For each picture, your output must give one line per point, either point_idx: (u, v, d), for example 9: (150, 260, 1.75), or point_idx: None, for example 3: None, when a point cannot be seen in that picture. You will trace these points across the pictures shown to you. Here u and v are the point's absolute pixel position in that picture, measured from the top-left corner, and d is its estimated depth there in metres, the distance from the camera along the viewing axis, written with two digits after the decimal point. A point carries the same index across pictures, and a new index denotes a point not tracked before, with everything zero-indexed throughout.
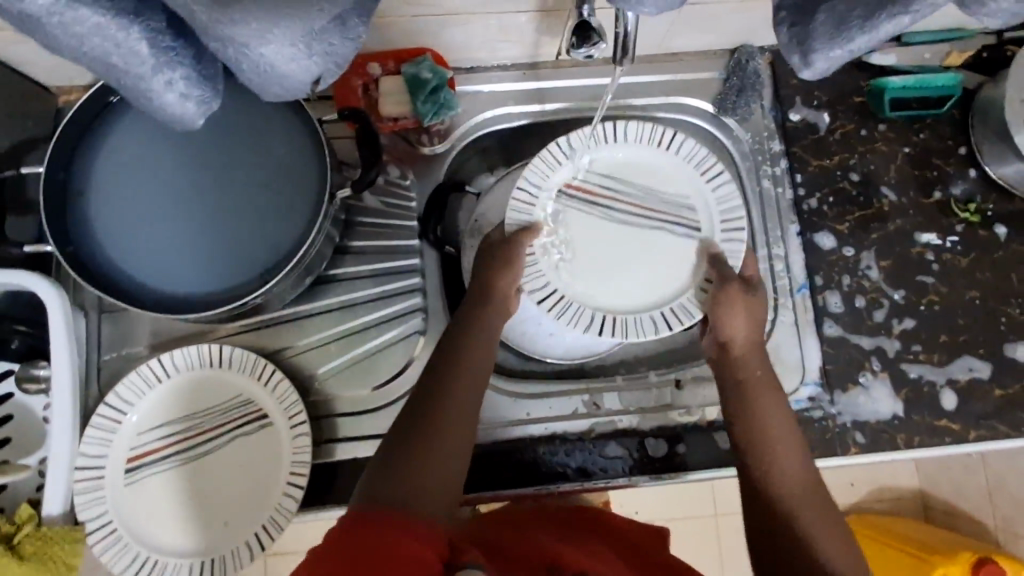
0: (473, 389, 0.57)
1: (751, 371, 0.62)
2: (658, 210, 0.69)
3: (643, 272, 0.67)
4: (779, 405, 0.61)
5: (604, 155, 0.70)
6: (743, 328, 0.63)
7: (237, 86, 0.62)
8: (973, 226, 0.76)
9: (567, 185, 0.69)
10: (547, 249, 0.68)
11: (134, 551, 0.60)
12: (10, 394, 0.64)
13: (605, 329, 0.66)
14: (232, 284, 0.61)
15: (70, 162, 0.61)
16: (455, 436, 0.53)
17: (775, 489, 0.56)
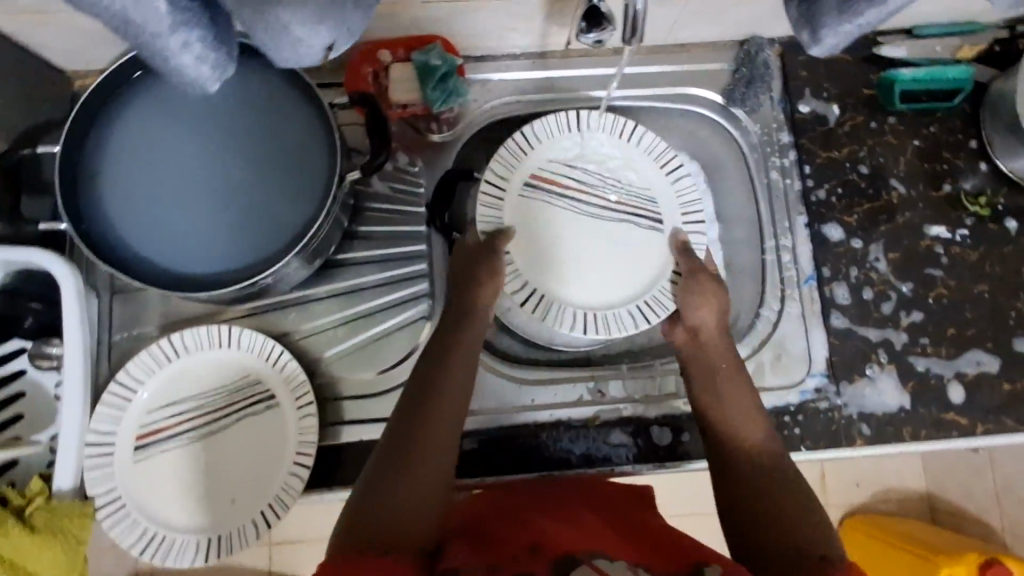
0: (463, 381, 0.59)
1: (723, 361, 0.64)
2: (620, 199, 0.75)
3: (610, 260, 0.73)
4: (748, 391, 0.62)
5: (565, 147, 0.75)
6: (705, 316, 0.66)
7: (250, 72, 0.64)
8: (983, 220, 0.76)
9: (532, 178, 0.74)
10: (518, 245, 0.73)
11: (143, 526, 0.61)
12: (23, 370, 0.65)
13: (587, 327, 0.71)
14: (242, 265, 0.62)
15: (85, 143, 0.62)
16: (443, 431, 0.55)
17: (754, 476, 0.57)
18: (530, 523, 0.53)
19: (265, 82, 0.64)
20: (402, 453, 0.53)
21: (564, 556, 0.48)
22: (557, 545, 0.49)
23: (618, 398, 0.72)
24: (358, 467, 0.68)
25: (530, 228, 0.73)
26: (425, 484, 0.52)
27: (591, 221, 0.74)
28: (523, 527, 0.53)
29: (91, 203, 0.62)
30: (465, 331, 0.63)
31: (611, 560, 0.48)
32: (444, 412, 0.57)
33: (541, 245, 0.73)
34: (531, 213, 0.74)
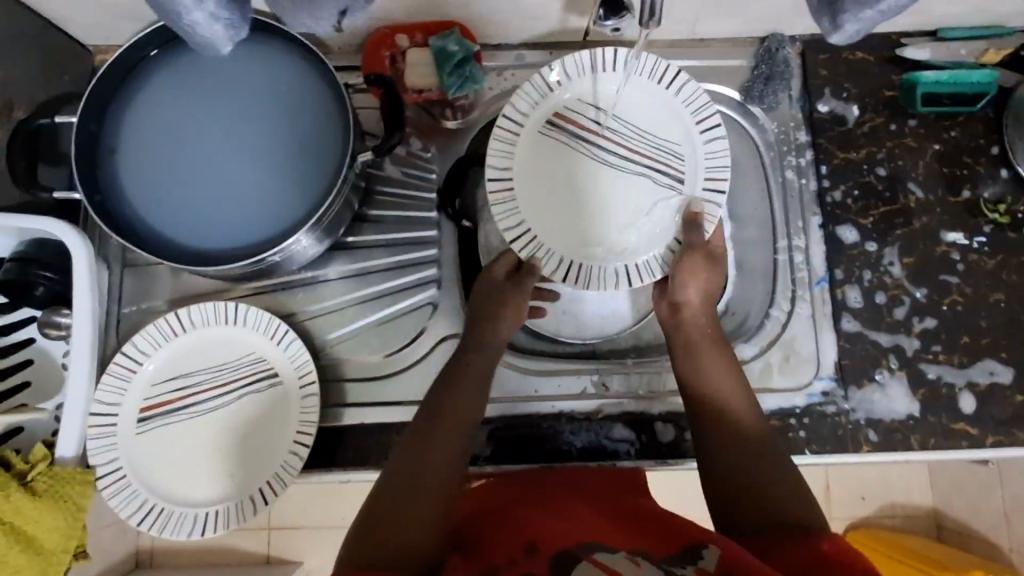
0: (471, 392, 0.62)
1: (708, 345, 0.63)
2: (644, 151, 0.67)
3: (618, 215, 0.66)
4: (727, 371, 0.62)
5: (598, 86, 0.67)
6: (692, 292, 0.64)
7: (269, 51, 0.65)
8: (1002, 228, 0.74)
9: (554, 115, 0.67)
10: (523, 183, 0.66)
11: (142, 498, 0.61)
12: (32, 339, 0.66)
13: (570, 275, 0.65)
14: (252, 241, 0.62)
15: (105, 114, 0.63)
16: (443, 442, 0.58)
17: (743, 463, 0.56)
18: (528, 521, 0.55)
19: (283, 62, 0.65)
20: (401, 472, 0.56)
21: (561, 555, 0.49)
22: (554, 543, 0.51)
23: (622, 392, 0.71)
24: (359, 449, 0.67)
25: (540, 168, 0.67)
26: (423, 491, 0.55)
27: (609, 170, 0.67)
28: (520, 526, 0.54)
29: (108, 174, 0.62)
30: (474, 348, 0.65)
31: (610, 552, 0.50)
32: (448, 421, 0.59)
33: (548, 182, 0.66)
34: (546, 151, 0.67)
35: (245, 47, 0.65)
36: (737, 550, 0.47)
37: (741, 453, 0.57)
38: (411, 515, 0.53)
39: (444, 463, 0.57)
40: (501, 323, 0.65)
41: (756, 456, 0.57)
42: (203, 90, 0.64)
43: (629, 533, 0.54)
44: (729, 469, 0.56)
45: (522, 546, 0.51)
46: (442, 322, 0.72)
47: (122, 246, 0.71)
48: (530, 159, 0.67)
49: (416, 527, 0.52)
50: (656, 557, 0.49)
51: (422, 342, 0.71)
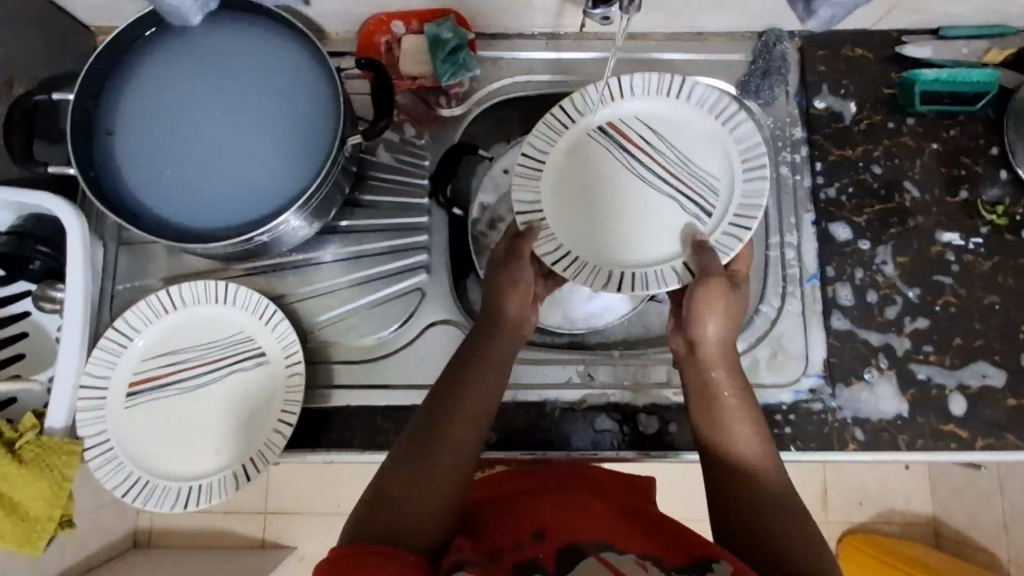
0: (487, 382, 0.58)
1: (726, 370, 0.59)
2: (686, 180, 0.66)
3: (639, 230, 0.66)
4: (742, 394, 0.59)
5: (658, 108, 0.68)
6: (713, 327, 0.59)
7: (265, 35, 0.66)
8: (999, 230, 0.73)
9: (604, 125, 0.68)
10: (555, 172, 0.67)
11: (128, 470, 0.62)
12: (28, 312, 0.68)
13: (568, 267, 0.65)
14: (244, 221, 0.63)
15: (102, 92, 0.64)
16: (456, 432, 0.55)
17: (751, 486, 0.55)
18: (540, 509, 0.57)
19: (278, 46, 0.66)
20: (408, 478, 0.53)
21: (565, 551, 0.50)
22: (559, 537, 0.52)
23: (608, 384, 0.71)
24: (343, 431, 0.68)
25: (575, 171, 0.67)
26: (432, 495, 0.52)
27: (646, 190, 0.66)
28: (527, 516, 0.56)
29: (103, 151, 0.63)
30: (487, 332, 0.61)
31: (619, 553, 0.51)
32: (457, 427, 0.56)
33: (583, 181, 0.67)
34: (589, 156, 0.68)
35: (243, 31, 0.66)
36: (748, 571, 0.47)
37: (757, 495, 0.54)
38: (419, 503, 0.52)
39: (456, 456, 0.55)
40: (504, 298, 0.61)
41: (773, 504, 0.54)
42: (200, 72, 0.65)
43: (637, 535, 0.54)
44: (736, 488, 0.55)
45: (528, 536, 0.53)
46: (431, 308, 0.73)
47: (118, 223, 0.72)
48: (571, 156, 0.68)
49: (425, 515, 0.52)
50: (665, 563, 0.50)
51: (410, 326, 0.72)
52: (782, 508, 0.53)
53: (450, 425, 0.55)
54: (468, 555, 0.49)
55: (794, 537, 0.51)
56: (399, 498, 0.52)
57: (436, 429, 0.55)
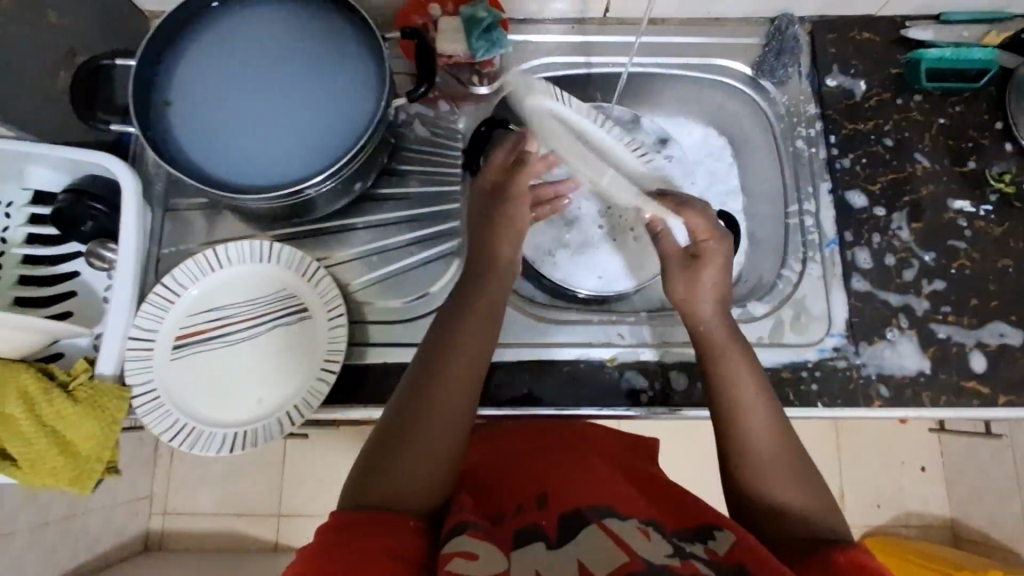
0: (481, 344, 0.60)
1: (722, 338, 0.61)
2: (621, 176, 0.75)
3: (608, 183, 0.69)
4: (743, 358, 0.60)
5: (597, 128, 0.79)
6: (710, 280, 0.63)
7: (314, 10, 0.70)
8: (1007, 197, 0.77)
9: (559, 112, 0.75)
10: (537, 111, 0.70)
11: (174, 417, 0.63)
12: (76, 273, 0.70)
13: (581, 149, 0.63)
14: (290, 176, 0.66)
15: (160, 59, 0.68)
16: (453, 393, 0.57)
17: (748, 451, 0.56)
18: (549, 476, 0.58)
19: (326, 21, 0.70)
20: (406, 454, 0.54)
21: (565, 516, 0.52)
22: (561, 503, 0.54)
23: (636, 341, 0.73)
24: (379, 386, 0.70)
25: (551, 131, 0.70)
26: (428, 466, 0.54)
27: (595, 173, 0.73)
28: (537, 485, 0.57)
29: (161, 113, 0.67)
30: (487, 289, 0.64)
31: (620, 519, 0.52)
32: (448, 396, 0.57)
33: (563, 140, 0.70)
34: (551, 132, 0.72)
35: (294, 8, 0.70)
36: (751, 545, 0.49)
37: (762, 470, 0.55)
38: (422, 459, 0.54)
39: (453, 413, 0.56)
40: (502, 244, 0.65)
41: (777, 478, 0.55)
42: (252, 45, 0.69)
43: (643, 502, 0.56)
44: (742, 462, 0.56)
45: (531, 502, 0.55)
46: (450, 282, 0.75)
47: (166, 191, 0.75)
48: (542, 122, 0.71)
49: (427, 475, 0.53)
50: (667, 529, 0.52)
51: (426, 302, 0.75)
52: (787, 481, 0.54)
53: (440, 395, 0.56)
54: (472, 517, 0.51)
55: (796, 510, 0.53)
56: (400, 456, 0.53)
57: (434, 390, 0.57)
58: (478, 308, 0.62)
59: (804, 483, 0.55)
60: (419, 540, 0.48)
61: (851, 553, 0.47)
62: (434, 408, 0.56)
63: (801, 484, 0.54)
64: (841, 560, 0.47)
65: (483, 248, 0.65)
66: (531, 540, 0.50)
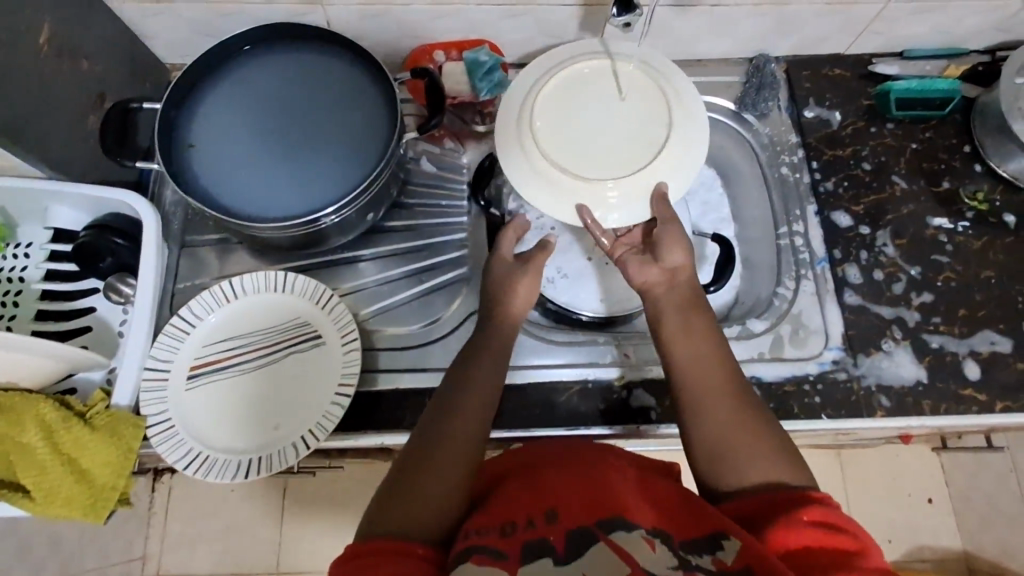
0: (490, 378, 0.61)
1: (676, 304, 0.65)
2: (581, 158, 0.66)
3: (627, 150, 0.67)
4: (704, 329, 0.63)
5: (547, 106, 0.68)
6: (680, 257, 0.67)
7: (327, 55, 0.75)
8: (983, 214, 0.81)
9: (559, 78, 0.69)
10: (589, 71, 0.70)
11: (188, 445, 0.63)
12: (94, 308, 0.72)
13: (682, 99, 0.69)
14: (304, 208, 0.69)
15: (184, 104, 0.72)
16: (460, 425, 0.57)
17: (719, 421, 0.57)
18: (554, 484, 0.53)
19: (336, 65, 0.75)
20: (421, 475, 0.53)
21: (578, 533, 0.48)
22: (574, 512, 0.50)
23: (641, 361, 0.75)
24: (393, 411, 0.71)
25: (605, 89, 0.69)
26: (444, 487, 0.53)
27: (593, 141, 0.67)
28: (539, 491, 0.53)
29: (183, 156, 0.70)
30: (500, 329, 0.65)
31: (627, 531, 0.48)
32: (464, 423, 0.58)
33: (620, 92, 0.69)
34: (590, 89, 0.69)
35: (311, 52, 0.75)
36: (759, 553, 0.46)
37: (735, 434, 0.56)
38: (429, 488, 0.53)
39: (462, 443, 0.56)
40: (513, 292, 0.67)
41: (746, 438, 0.56)
42: (271, 86, 0.74)
43: (656, 509, 0.51)
44: (717, 430, 0.57)
45: (540, 516, 0.50)
46: (457, 311, 0.78)
47: (184, 227, 0.78)
48: (595, 76, 0.70)
49: (436, 503, 0.52)
50: (674, 541, 0.48)
51: (431, 329, 0.77)
52: (757, 440, 0.56)
53: (457, 422, 0.57)
54: (483, 536, 0.49)
55: (768, 464, 0.54)
56: (410, 487, 0.53)
57: (444, 423, 0.57)
58: (491, 347, 0.64)
59: (783, 454, 0.55)
60: (429, 567, 0.46)
61: (816, 511, 0.49)
62: (442, 438, 0.56)
63: (777, 451, 0.55)
64: (809, 519, 0.48)
65: (498, 299, 0.67)
66: (538, 557, 0.46)
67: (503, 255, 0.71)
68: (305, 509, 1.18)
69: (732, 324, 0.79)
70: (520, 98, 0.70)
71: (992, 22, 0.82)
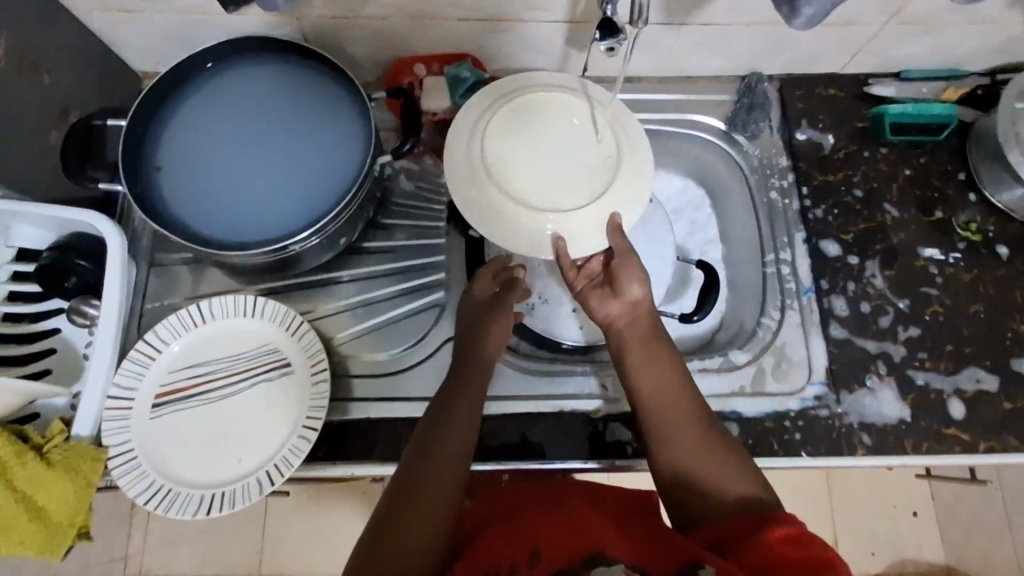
0: (468, 411, 0.61)
1: (641, 337, 0.65)
2: (534, 192, 0.64)
3: (579, 182, 0.65)
4: (670, 359, 0.63)
5: (498, 135, 0.66)
6: (637, 291, 0.66)
7: (299, 71, 0.73)
8: (975, 245, 0.79)
9: (506, 107, 0.67)
10: (536, 102, 0.68)
11: (150, 478, 0.62)
12: (58, 329, 0.70)
13: (629, 131, 0.67)
14: (272, 234, 0.67)
15: (150, 121, 0.69)
16: (445, 457, 0.57)
17: (684, 454, 0.57)
18: (537, 523, 0.54)
19: (310, 83, 0.72)
20: (399, 518, 0.52)
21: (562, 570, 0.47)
22: (556, 551, 0.49)
23: (620, 393, 0.73)
24: (363, 441, 0.69)
25: (552, 119, 0.67)
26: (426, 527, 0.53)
27: (544, 174, 0.65)
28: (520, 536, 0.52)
29: (148, 176, 0.68)
30: (472, 369, 0.65)
31: (608, 564, 0.47)
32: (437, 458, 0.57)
33: (568, 124, 0.67)
34: (538, 119, 0.67)
35: (284, 68, 0.73)
36: (738, 573, 0.45)
37: (699, 466, 0.56)
38: (417, 523, 0.52)
39: (446, 477, 0.56)
40: (490, 335, 0.68)
41: (714, 467, 0.56)
42: (240, 103, 0.71)
43: (637, 544, 0.51)
44: (683, 468, 0.57)
45: (524, 560, 0.49)
46: (432, 336, 0.76)
47: (152, 245, 0.76)
48: (543, 106, 0.68)
49: (425, 543, 0.52)
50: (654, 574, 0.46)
51: (406, 356, 0.75)
52: (723, 468, 0.56)
53: (431, 456, 0.57)
54: None
55: (736, 491, 0.55)
56: (392, 528, 0.52)
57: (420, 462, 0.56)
58: (467, 385, 0.64)
59: (749, 479, 0.56)
60: None
61: (783, 528, 0.49)
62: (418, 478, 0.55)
63: (745, 477, 0.56)
64: (776, 536, 0.49)
65: (475, 336, 0.68)
66: None
67: (475, 296, 0.71)
68: (285, 515, 1.17)
69: (714, 354, 0.77)
70: (477, 121, 0.67)
71: (992, 44, 0.79)
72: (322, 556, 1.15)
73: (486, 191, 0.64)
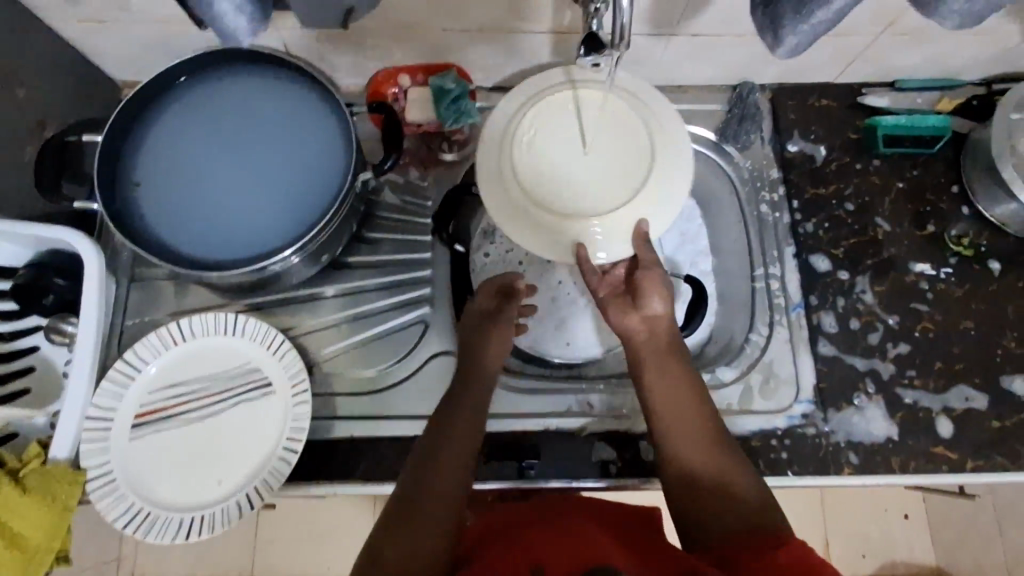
0: (470, 427, 0.60)
1: (654, 350, 0.63)
2: (563, 200, 0.63)
3: (613, 188, 0.63)
4: (683, 373, 0.62)
5: (528, 140, 0.64)
6: (659, 304, 0.65)
7: (280, 84, 0.71)
8: (967, 260, 0.78)
9: (539, 108, 0.65)
10: (572, 99, 0.65)
11: (129, 501, 0.61)
12: (36, 346, 0.69)
13: (669, 129, 0.65)
14: (254, 252, 0.66)
15: (127, 137, 0.68)
16: (448, 475, 0.56)
17: (694, 469, 0.57)
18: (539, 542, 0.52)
19: (291, 96, 0.71)
20: (400, 532, 0.52)
21: None
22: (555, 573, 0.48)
23: (607, 410, 0.73)
24: (344, 461, 0.69)
25: (588, 118, 0.65)
26: (425, 543, 0.52)
27: (575, 181, 0.64)
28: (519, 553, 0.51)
29: (125, 194, 0.67)
30: (473, 382, 0.64)
31: None
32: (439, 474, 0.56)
33: (604, 123, 0.65)
34: (573, 119, 0.65)
35: (263, 80, 0.71)
36: None
37: (709, 481, 0.56)
38: (421, 545, 0.51)
39: (447, 494, 0.55)
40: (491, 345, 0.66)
41: (722, 484, 0.56)
42: (220, 117, 0.70)
43: (639, 566, 0.51)
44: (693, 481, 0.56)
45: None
46: (417, 353, 0.75)
47: (132, 260, 0.75)
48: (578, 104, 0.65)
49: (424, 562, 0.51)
50: None
51: (389, 373, 0.74)
52: (733, 485, 0.55)
53: (434, 472, 0.56)
54: None
55: (745, 509, 0.54)
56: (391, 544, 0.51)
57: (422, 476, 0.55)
58: (469, 400, 0.62)
59: (758, 498, 0.55)
60: None
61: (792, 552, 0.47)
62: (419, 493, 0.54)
63: (755, 496, 0.55)
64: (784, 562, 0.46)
65: (477, 347, 0.66)
66: None
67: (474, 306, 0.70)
68: (275, 519, 1.17)
69: (701, 370, 0.77)
70: (501, 125, 0.65)
71: (988, 55, 0.78)
72: (313, 560, 1.15)
73: (509, 199, 0.63)
